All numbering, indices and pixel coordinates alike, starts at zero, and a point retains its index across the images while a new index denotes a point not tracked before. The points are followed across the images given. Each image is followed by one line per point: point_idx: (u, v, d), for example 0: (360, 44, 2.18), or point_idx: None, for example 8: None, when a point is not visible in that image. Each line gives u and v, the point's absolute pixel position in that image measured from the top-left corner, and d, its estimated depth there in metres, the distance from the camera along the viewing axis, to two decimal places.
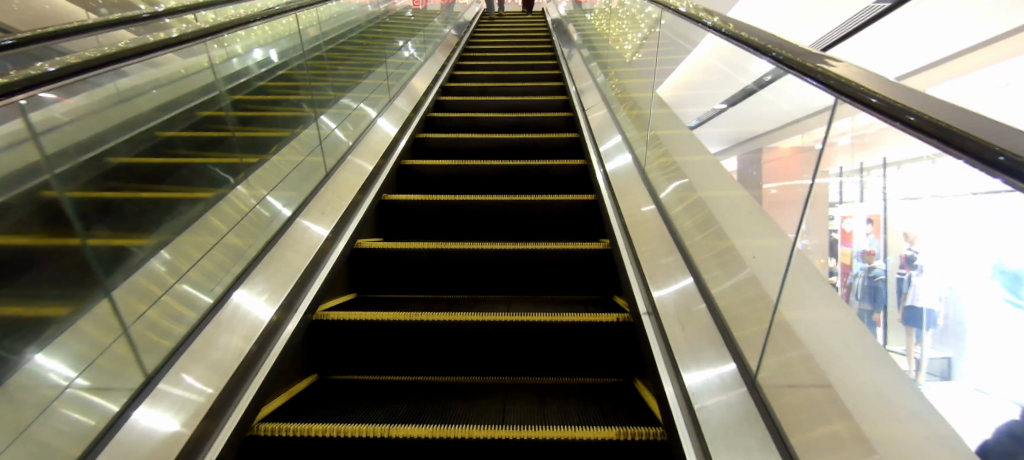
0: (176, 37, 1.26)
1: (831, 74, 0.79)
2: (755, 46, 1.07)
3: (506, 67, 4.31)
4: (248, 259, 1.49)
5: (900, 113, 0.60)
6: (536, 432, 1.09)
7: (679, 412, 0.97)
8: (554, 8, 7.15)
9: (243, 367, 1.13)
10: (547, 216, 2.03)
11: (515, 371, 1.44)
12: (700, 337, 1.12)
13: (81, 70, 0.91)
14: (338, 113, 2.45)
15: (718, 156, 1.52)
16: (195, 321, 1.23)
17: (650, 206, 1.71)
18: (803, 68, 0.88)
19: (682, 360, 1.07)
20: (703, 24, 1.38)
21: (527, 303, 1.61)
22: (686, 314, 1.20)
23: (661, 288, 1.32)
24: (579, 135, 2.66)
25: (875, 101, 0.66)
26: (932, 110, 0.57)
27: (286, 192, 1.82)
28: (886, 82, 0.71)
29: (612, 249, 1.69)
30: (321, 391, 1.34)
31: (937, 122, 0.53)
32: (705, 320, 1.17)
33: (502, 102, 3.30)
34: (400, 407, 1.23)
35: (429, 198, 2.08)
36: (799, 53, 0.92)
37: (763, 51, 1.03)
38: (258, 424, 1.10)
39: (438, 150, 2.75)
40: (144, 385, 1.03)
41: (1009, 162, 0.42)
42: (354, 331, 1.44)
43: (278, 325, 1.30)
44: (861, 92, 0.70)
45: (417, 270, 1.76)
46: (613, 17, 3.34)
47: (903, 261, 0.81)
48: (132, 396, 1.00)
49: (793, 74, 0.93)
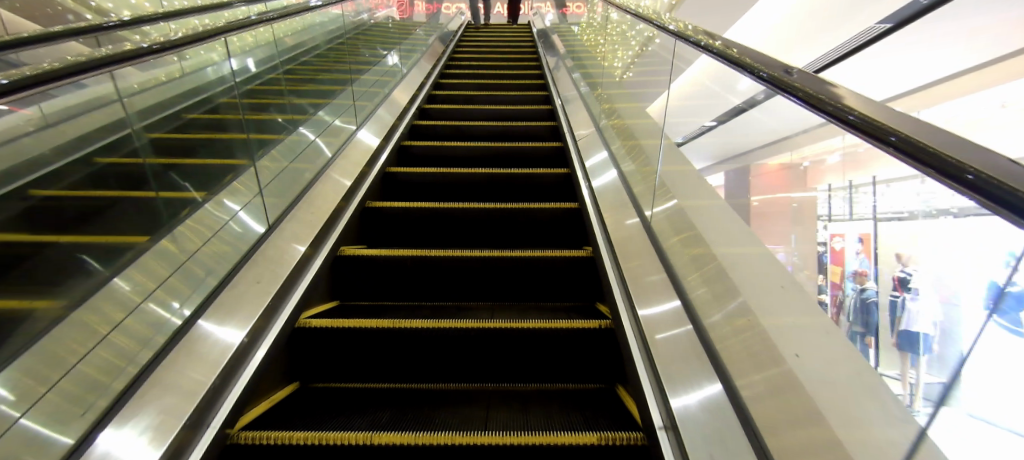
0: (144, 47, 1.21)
1: (814, 92, 0.82)
2: (743, 64, 1.12)
3: (491, 77, 4.35)
4: (221, 276, 1.41)
5: (884, 134, 0.62)
6: (518, 439, 1.09)
7: (660, 417, 0.99)
8: (540, 19, 7.22)
9: (224, 373, 1.10)
10: (532, 224, 2.04)
11: (499, 379, 1.42)
12: (684, 362, 1.07)
13: (38, 83, 0.85)
14: (317, 123, 2.40)
15: (704, 172, 1.64)
16: (161, 343, 1.14)
17: (634, 219, 1.73)
18: (787, 85, 0.91)
19: (661, 365, 1.09)
20: (693, 42, 1.42)
21: (510, 311, 1.60)
22: (672, 342, 1.14)
23: (649, 309, 1.26)
24: (564, 145, 2.70)
25: (855, 119, 0.69)
26: (913, 130, 0.59)
27: (266, 204, 1.77)
28: (869, 99, 0.74)
29: (594, 256, 1.71)
30: (304, 398, 1.30)
31: (923, 144, 0.55)
32: (692, 347, 1.10)
33: (486, 112, 3.33)
34: (382, 414, 1.21)
35: (415, 206, 2.06)
36: (784, 72, 0.96)
37: (751, 69, 1.06)
38: (237, 433, 1.06)
39: (424, 158, 2.74)
40: (105, 414, 0.94)
41: (979, 181, 0.45)
42: (336, 338, 1.41)
43: (261, 332, 1.27)
44: (843, 110, 0.73)
45: (402, 278, 1.74)
46: (602, 32, 3.41)
47: (897, 284, 0.74)
48: (93, 424, 0.92)
49: (778, 92, 0.97)
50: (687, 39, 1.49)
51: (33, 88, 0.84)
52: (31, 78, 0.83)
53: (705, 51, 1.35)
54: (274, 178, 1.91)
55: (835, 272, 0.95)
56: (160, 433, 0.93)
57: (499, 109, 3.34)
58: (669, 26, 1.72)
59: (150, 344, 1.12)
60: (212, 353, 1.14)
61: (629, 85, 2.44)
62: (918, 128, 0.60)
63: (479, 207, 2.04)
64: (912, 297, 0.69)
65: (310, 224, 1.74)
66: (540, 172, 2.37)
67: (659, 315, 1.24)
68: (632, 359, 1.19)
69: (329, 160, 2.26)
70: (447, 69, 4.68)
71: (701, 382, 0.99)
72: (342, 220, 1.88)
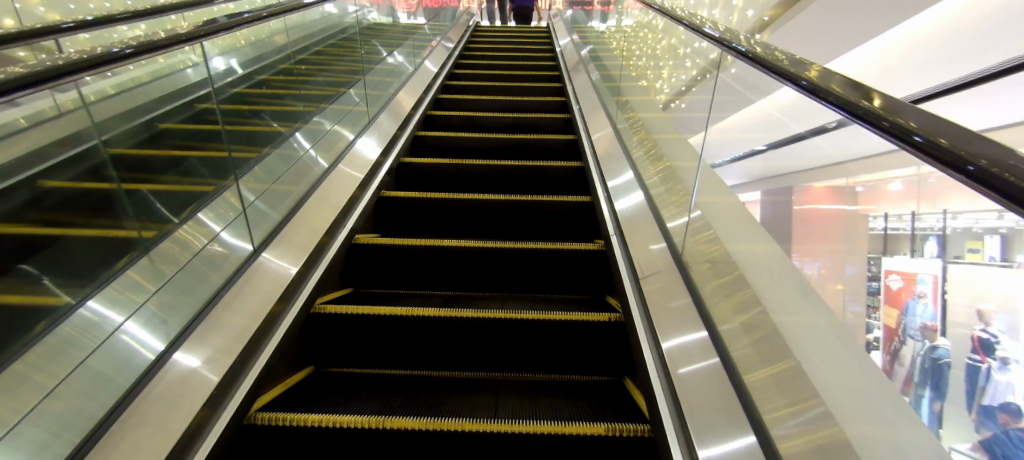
0: (134, 48, 1.06)
1: (862, 103, 0.69)
2: (783, 72, 0.98)
3: (506, 69, 4.37)
4: (223, 277, 1.32)
5: (957, 160, 0.47)
6: (528, 429, 1.10)
7: (676, 445, 0.92)
8: (557, 15, 7.15)
9: (240, 360, 1.13)
10: (544, 216, 2.05)
11: (508, 368, 1.44)
12: (704, 397, 0.95)
13: (65, 73, 0.83)
14: (315, 130, 2.18)
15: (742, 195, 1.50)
16: (149, 361, 1.02)
17: (660, 244, 1.50)
18: (827, 94, 0.79)
19: (674, 370, 1.05)
20: (727, 46, 1.29)
21: (521, 302, 1.62)
22: (693, 375, 1.01)
23: (669, 339, 1.13)
24: (577, 138, 2.69)
25: (924, 141, 0.53)
26: (996, 154, 0.44)
27: (269, 201, 1.66)
28: (931, 112, 0.58)
29: (606, 249, 1.73)
30: (319, 382, 1.33)
31: (1004, 172, 0.41)
32: (715, 382, 0.96)
33: (499, 103, 3.35)
34: (393, 400, 1.23)
35: (429, 195, 2.07)
36: (829, 79, 0.83)
37: (788, 76, 0.95)
38: (254, 414, 1.10)
39: (438, 148, 2.76)
40: (105, 418, 0.88)
41: None
42: (349, 323, 1.43)
43: (276, 317, 1.31)
44: (903, 128, 0.58)
45: (416, 266, 1.76)
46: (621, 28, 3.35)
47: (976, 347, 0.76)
48: (92, 429, 0.85)
49: (819, 103, 0.83)
50: (715, 40, 1.41)
51: (60, 79, 0.81)
52: (36, 73, 0.75)
53: (739, 56, 1.21)
54: (283, 172, 1.83)
55: (894, 319, 1.04)
56: (183, 412, 0.95)
57: (512, 100, 3.34)
58: (704, 26, 1.58)
59: (138, 356, 1.01)
60: (229, 338, 1.15)
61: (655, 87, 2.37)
62: (984, 148, 0.46)
63: (493, 199, 2.05)
64: (1002, 367, 0.70)
65: (327, 211, 1.77)
66: (553, 165, 2.37)
67: (680, 344, 1.10)
68: (642, 352, 1.19)
69: (326, 170, 2.02)
70: (461, 61, 4.70)
71: (723, 420, 0.88)
72: (357, 208, 1.91)
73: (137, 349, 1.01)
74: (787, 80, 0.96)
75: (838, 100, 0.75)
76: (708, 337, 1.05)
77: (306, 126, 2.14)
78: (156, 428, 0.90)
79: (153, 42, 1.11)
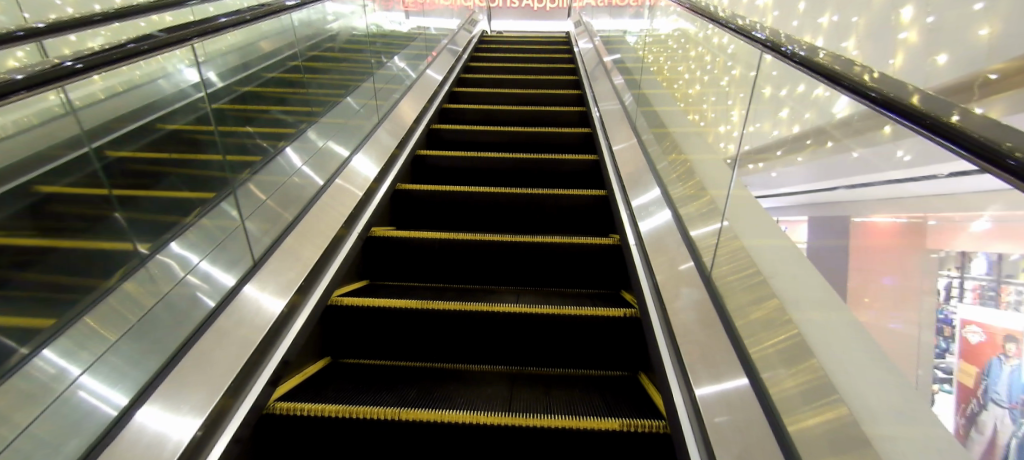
0: (99, 56, 0.91)
1: (923, 111, 0.59)
2: (830, 73, 0.88)
3: (523, 64, 4.40)
4: (227, 288, 1.25)
5: None
6: (541, 421, 1.11)
7: None
8: (574, 14, 7.16)
9: (258, 352, 1.14)
10: (560, 211, 2.04)
11: (522, 361, 1.45)
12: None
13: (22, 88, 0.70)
14: (337, 124, 2.24)
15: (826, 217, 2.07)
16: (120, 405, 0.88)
17: (688, 263, 1.39)
18: (880, 98, 0.70)
19: (705, 407, 0.96)
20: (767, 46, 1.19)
21: (535, 296, 1.63)
22: (732, 431, 0.88)
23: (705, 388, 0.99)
24: (593, 132, 2.70)
25: (1013, 164, 0.39)
26: None
27: (266, 215, 1.55)
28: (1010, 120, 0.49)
29: (621, 244, 1.72)
30: (336, 373, 1.35)
31: None
32: (760, 444, 0.81)
33: (515, 96, 3.38)
34: (410, 391, 1.25)
35: (445, 189, 2.08)
36: (884, 81, 0.74)
37: (835, 77, 0.85)
38: (273, 403, 1.11)
39: (452, 142, 2.78)
40: (104, 434, 0.82)
41: None
42: (367, 316, 1.45)
43: (293, 310, 1.31)
44: (978, 140, 0.46)
45: (432, 260, 1.77)
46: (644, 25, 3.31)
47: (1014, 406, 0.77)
48: (92, 443, 0.79)
49: (868, 106, 0.74)
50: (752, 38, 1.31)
51: (15, 96, 0.68)
52: None
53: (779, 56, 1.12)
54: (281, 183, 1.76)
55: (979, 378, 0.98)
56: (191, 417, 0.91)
57: (528, 94, 3.37)
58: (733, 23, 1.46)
59: (98, 413, 0.85)
60: (242, 337, 1.13)
61: (722, 144, 1.62)
62: None
63: (509, 194, 2.04)
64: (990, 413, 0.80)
65: (342, 205, 1.77)
66: (567, 159, 2.37)
67: (717, 393, 0.96)
68: (659, 352, 1.18)
69: (324, 186, 1.85)
70: (476, 58, 4.77)
71: None
72: (372, 202, 1.92)
73: (98, 404, 0.87)
74: (834, 82, 0.86)
75: (928, 120, 0.56)
76: (748, 384, 0.91)
77: (325, 123, 2.20)
78: (155, 440, 0.84)
79: (124, 51, 0.97)
